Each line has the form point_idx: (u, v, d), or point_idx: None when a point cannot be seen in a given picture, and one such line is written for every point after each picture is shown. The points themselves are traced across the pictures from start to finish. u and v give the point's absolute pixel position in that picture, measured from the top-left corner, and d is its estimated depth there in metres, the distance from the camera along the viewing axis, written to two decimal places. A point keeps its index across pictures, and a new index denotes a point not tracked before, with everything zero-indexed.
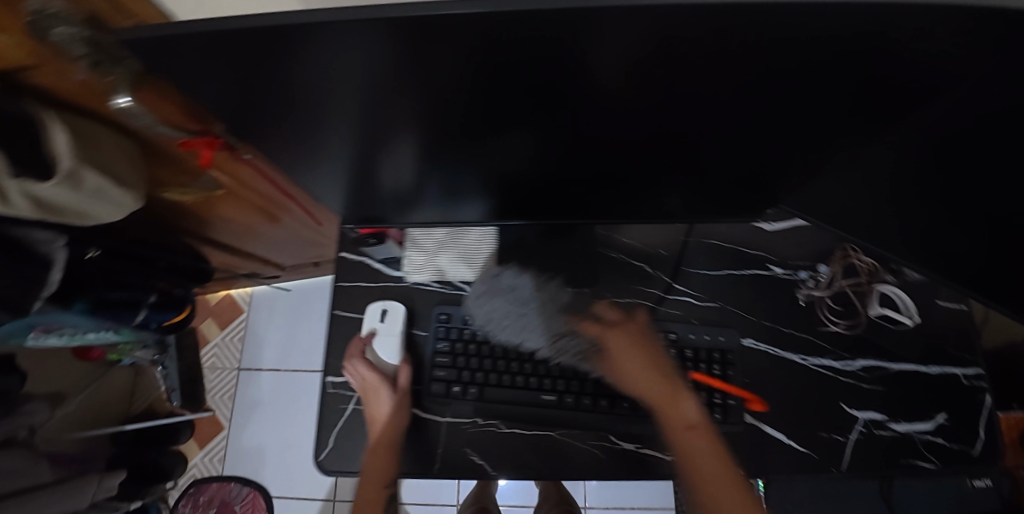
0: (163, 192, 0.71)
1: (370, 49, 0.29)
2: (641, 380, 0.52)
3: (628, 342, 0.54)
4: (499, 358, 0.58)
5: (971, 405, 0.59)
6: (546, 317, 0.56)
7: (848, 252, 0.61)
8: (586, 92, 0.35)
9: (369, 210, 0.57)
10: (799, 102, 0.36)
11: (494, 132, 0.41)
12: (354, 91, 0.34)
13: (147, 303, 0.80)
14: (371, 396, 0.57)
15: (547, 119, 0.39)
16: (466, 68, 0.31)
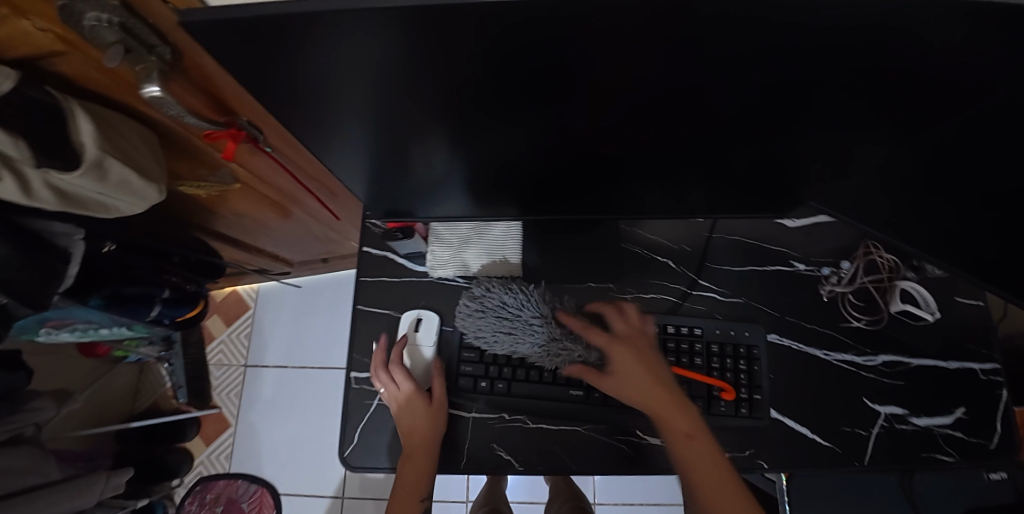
0: (179, 185, 0.70)
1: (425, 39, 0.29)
2: (642, 389, 0.51)
3: (637, 356, 0.53)
4: (511, 366, 0.58)
5: (989, 399, 0.60)
6: (528, 326, 0.55)
7: (870, 249, 0.62)
8: (632, 85, 0.35)
9: (395, 204, 0.56)
10: (844, 96, 0.36)
11: (531, 125, 0.41)
12: (397, 82, 0.34)
13: (161, 298, 0.79)
14: (407, 407, 0.55)
15: (589, 112, 0.39)
16: (516, 61, 0.31)
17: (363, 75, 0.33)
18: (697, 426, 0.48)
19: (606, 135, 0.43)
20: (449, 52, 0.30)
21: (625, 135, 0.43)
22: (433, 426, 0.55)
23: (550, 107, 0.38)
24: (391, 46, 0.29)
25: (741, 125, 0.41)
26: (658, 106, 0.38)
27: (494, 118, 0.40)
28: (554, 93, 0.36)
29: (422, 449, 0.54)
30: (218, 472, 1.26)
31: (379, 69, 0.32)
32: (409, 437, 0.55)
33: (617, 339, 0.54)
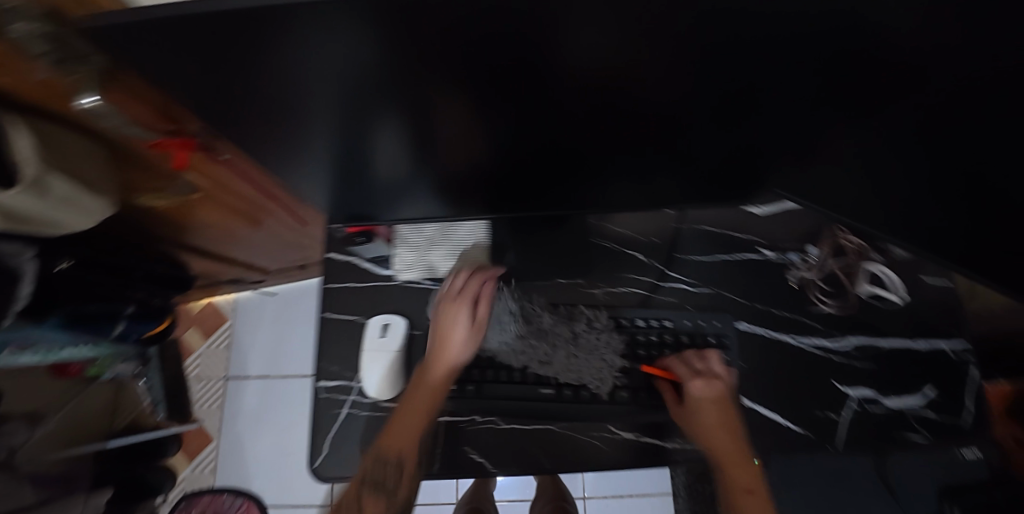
0: (138, 198, 0.69)
1: (355, 43, 0.28)
2: (713, 433, 0.53)
3: (716, 400, 0.54)
4: (488, 367, 0.58)
5: (959, 377, 0.60)
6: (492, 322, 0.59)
7: (837, 233, 0.62)
8: (579, 81, 0.34)
9: (357, 207, 0.56)
10: (793, 85, 0.36)
11: (484, 123, 0.40)
12: (336, 85, 0.33)
13: (125, 314, 0.78)
14: (448, 319, 0.55)
15: (539, 108, 0.38)
16: (455, 62, 0.30)
17: (300, 80, 0.32)
18: (756, 481, 0.51)
19: (561, 131, 0.42)
20: (383, 55, 0.29)
21: (581, 130, 0.43)
22: (466, 350, 0.55)
23: (501, 103, 0.37)
24: (322, 51, 0.28)
25: (695, 114, 0.41)
26: (609, 100, 0.37)
27: (444, 119, 0.39)
28: (499, 91, 0.35)
29: (447, 367, 0.54)
30: (202, 487, 1.24)
31: (314, 73, 0.31)
32: (441, 349, 0.54)
33: (702, 376, 0.55)
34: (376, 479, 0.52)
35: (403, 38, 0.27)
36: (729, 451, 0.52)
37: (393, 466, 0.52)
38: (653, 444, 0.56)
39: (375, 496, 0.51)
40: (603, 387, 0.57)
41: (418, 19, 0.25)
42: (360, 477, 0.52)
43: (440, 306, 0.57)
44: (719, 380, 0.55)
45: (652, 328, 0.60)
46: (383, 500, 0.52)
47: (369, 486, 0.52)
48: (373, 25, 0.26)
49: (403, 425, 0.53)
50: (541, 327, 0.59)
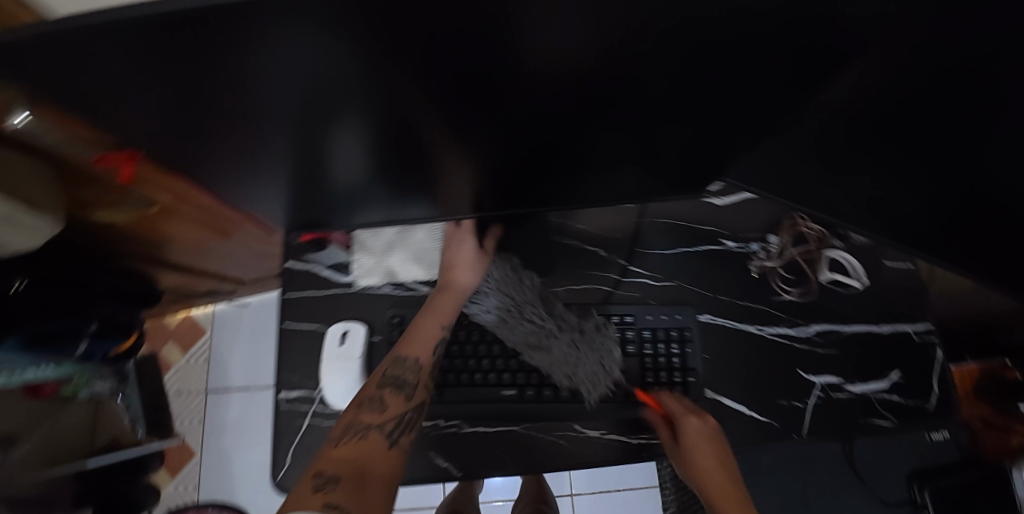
0: (93, 213, 0.68)
1: (258, 58, 0.27)
2: (707, 473, 0.53)
3: (708, 438, 0.53)
4: (484, 358, 0.58)
5: (923, 359, 0.60)
6: (513, 301, 0.61)
7: (797, 221, 0.63)
8: (506, 79, 0.33)
9: (309, 215, 0.55)
10: (725, 78, 0.35)
11: (418, 125, 0.40)
12: (255, 102, 0.32)
13: (88, 332, 0.77)
14: (454, 241, 0.60)
15: (471, 109, 0.37)
16: (369, 69, 0.30)
17: (213, 99, 0.31)
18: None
19: (501, 130, 0.42)
20: (293, 70, 0.29)
21: (521, 128, 0.42)
22: (475, 272, 0.59)
23: (430, 104, 0.36)
24: (228, 69, 0.28)
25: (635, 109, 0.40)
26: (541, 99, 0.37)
27: (376, 124, 0.39)
28: (425, 94, 0.34)
29: (460, 286, 0.58)
30: (187, 502, 1.24)
31: (228, 92, 0.31)
32: (451, 271, 0.59)
33: (689, 413, 0.55)
34: (395, 379, 0.52)
35: (308, 51, 0.27)
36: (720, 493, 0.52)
37: (412, 364, 0.53)
38: (617, 440, 0.57)
39: (395, 395, 0.51)
40: (594, 393, 0.57)
41: (317, 31, 0.25)
42: (379, 381, 0.52)
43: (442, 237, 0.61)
44: (709, 420, 0.55)
45: (613, 326, 0.59)
46: (401, 399, 0.51)
47: (390, 388, 0.51)
48: (271, 41, 0.25)
49: (421, 329, 0.55)
50: (536, 325, 0.60)
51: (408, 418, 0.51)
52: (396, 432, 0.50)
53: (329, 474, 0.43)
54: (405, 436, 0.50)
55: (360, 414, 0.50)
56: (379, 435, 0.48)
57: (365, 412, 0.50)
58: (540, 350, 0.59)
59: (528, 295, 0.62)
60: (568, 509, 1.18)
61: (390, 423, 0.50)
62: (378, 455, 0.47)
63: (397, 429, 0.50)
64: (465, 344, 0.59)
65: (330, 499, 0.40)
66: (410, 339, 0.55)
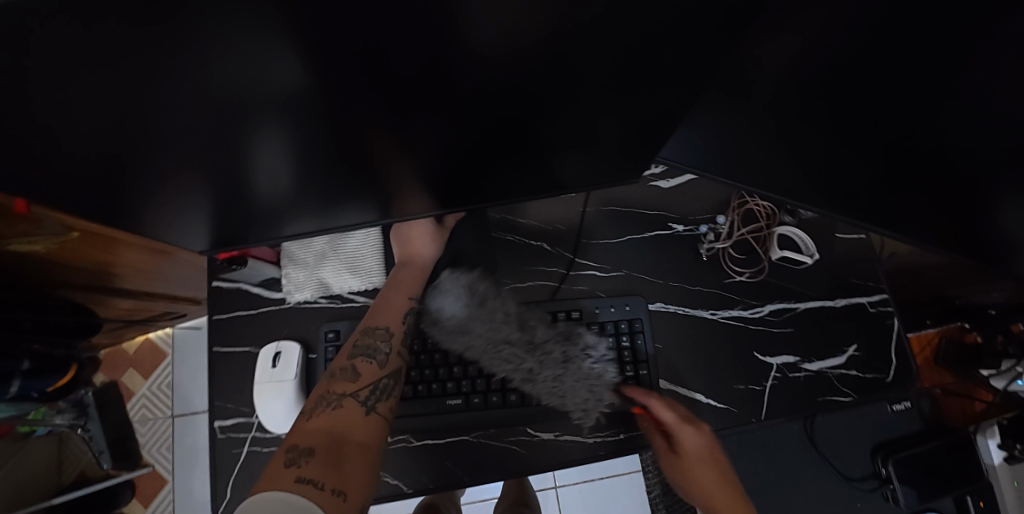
0: (6, 244, 0.64)
1: (72, 72, 0.24)
2: (710, 484, 0.53)
3: (703, 449, 0.52)
4: (462, 380, 0.55)
5: (879, 331, 0.59)
6: (490, 325, 0.57)
7: (745, 199, 0.60)
8: (385, 72, 0.30)
9: (223, 233, 0.51)
10: (628, 47, 0.32)
11: (314, 127, 0.36)
12: (97, 123, 0.29)
13: (21, 371, 0.72)
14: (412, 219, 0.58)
15: (364, 103, 0.34)
16: (216, 74, 0.27)
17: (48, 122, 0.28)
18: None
19: (405, 128, 0.39)
20: (122, 83, 0.25)
21: (426, 124, 0.39)
22: (435, 245, 0.58)
23: (317, 102, 0.33)
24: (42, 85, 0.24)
25: (545, 93, 0.38)
26: (437, 91, 0.34)
27: (257, 132, 0.35)
28: (295, 95, 0.31)
29: (422, 262, 0.57)
30: None
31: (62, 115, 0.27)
32: (410, 247, 0.57)
33: (684, 421, 0.53)
34: (365, 349, 0.50)
35: (122, 57, 0.23)
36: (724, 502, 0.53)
37: (381, 334, 0.51)
38: (572, 441, 0.55)
39: (368, 363, 0.49)
40: (587, 421, 0.55)
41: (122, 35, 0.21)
42: (349, 352, 0.50)
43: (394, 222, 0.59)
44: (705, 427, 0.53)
45: (563, 323, 0.57)
46: (375, 367, 0.49)
47: (361, 357, 0.50)
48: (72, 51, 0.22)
49: (386, 304, 0.54)
50: (517, 358, 0.56)
51: (384, 385, 0.49)
52: (372, 398, 0.48)
53: (302, 447, 0.42)
54: (383, 403, 0.48)
55: (333, 384, 0.48)
56: (355, 403, 0.46)
57: (337, 382, 0.48)
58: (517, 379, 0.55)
59: (501, 331, 0.57)
60: (555, 502, 1.16)
61: (365, 390, 0.48)
62: (353, 423, 0.45)
63: (372, 396, 0.48)
64: (426, 352, 0.56)
65: (303, 473, 0.39)
66: (376, 313, 0.53)
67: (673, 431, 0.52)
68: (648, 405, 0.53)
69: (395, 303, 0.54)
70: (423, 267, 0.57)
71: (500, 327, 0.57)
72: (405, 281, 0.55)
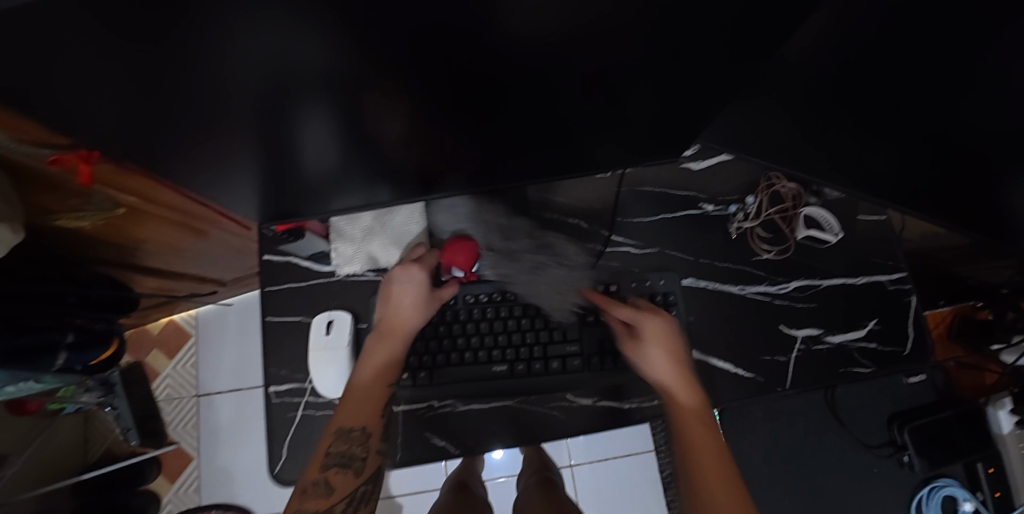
0: (54, 219, 0.64)
1: (183, 51, 0.26)
2: (663, 367, 0.55)
3: (658, 330, 0.56)
4: (506, 347, 0.59)
5: (898, 307, 0.62)
6: (595, 189, 0.64)
7: (772, 180, 0.63)
8: (454, 60, 0.32)
9: (278, 204, 0.53)
10: (688, 39, 0.34)
11: (376, 106, 0.38)
12: (188, 93, 0.31)
13: (65, 343, 0.74)
14: (402, 283, 0.57)
15: (433, 87, 0.36)
16: (303, 55, 0.28)
17: (146, 93, 0.30)
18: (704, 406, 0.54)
19: (463, 109, 0.41)
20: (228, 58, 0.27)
21: (481, 108, 0.41)
22: (422, 314, 0.57)
23: (387, 84, 0.34)
24: (147, 62, 0.26)
25: (602, 81, 0.40)
26: (500, 77, 0.36)
27: (323, 108, 0.37)
28: (370, 78, 0.33)
29: (403, 330, 0.56)
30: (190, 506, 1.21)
31: (166, 83, 0.29)
32: (397, 313, 0.57)
33: (645, 310, 0.57)
34: (342, 455, 0.52)
35: (231, 38, 0.25)
36: (676, 385, 0.54)
37: (357, 437, 0.53)
38: (609, 406, 0.58)
39: (343, 474, 0.52)
40: (627, 391, 0.58)
41: (240, 17, 0.23)
42: (321, 462, 0.52)
43: (392, 268, 0.59)
44: (672, 321, 0.58)
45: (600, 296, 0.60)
46: (350, 477, 0.52)
47: (335, 468, 0.52)
48: (200, 27, 0.24)
49: (353, 398, 0.54)
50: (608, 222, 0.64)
51: (363, 492, 0.53)
52: (353, 506, 0.52)
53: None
54: (363, 509, 0.52)
55: (306, 502, 0.50)
56: None
57: (310, 498, 0.50)
58: (559, 349, 0.58)
59: (600, 198, 0.64)
60: (570, 480, 1.19)
61: (341, 502, 0.51)
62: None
63: (350, 506, 0.51)
64: (471, 322, 0.59)
65: None
66: (346, 411, 0.54)
67: (638, 323, 0.57)
68: (602, 306, 0.59)
69: (370, 392, 0.54)
70: (404, 335, 0.57)
71: (610, 193, 0.64)
72: (378, 363, 0.56)
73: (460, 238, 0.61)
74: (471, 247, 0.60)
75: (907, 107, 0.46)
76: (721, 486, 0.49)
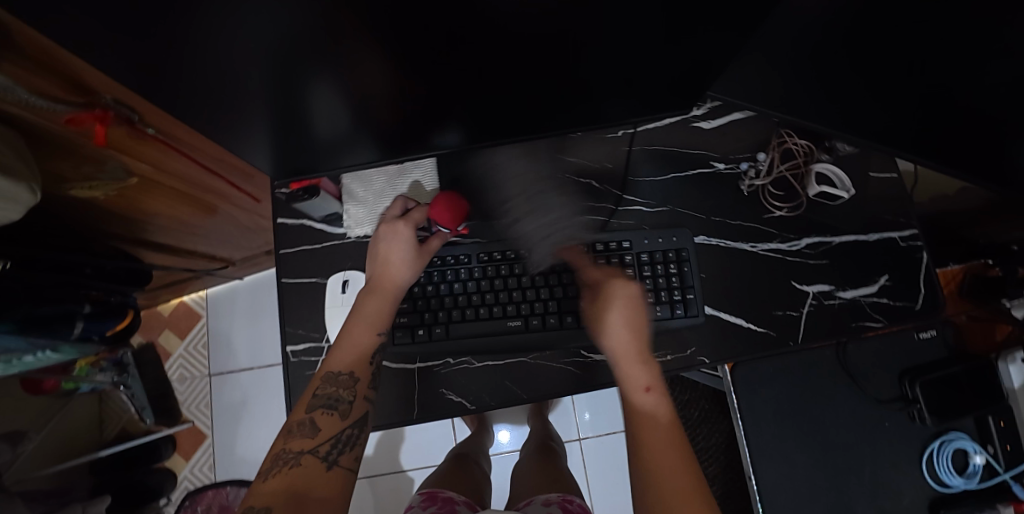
0: (68, 189, 0.64)
1: None
2: (621, 333, 0.54)
3: (625, 295, 0.56)
4: (521, 302, 0.60)
5: (910, 263, 0.62)
6: (606, 150, 0.65)
7: (784, 137, 0.63)
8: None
9: (293, 160, 0.54)
10: None
11: (385, 53, 0.38)
12: (205, 30, 0.32)
13: (82, 313, 0.78)
14: (390, 239, 0.57)
15: (440, 31, 0.36)
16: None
17: (167, 29, 0.31)
18: (655, 380, 0.51)
19: (469, 59, 0.41)
20: None
21: (491, 57, 0.42)
22: (411, 269, 0.57)
23: (396, 25, 0.35)
24: None
25: (608, 29, 0.40)
26: (507, 20, 0.36)
27: (334, 69, 0.40)
28: (380, 18, 0.34)
29: (395, 284, 0.56)
30: (205, 483, 1.23)
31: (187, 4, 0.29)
32: (386, 268, 0.56)
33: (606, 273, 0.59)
34: (328, 398, 0.51)
35: None
36: (629, 357, 0.52)
37: (344, 381, 0.52)
38: None
39: (327, 415, 0.49)
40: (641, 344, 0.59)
41: None
42: (308, 403, 0.50)
43: (378, 228, 0.59)
44: (636, 285, 0.57)
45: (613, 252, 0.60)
46: (336, 419, 0.50)
47: (321, 409, 0.50)
48: None
49: (351, 339, 0.54)
50: (619, 182, 0.64)
51: (349, 435, 0.49)
52: (334, 452, 0.48)
53: (257, 507, 0.40)
54: (345, 455, 0.48)
55: (290, 441, 0.47)
56: (314, 459, 0.46)
57: (294, 439, 0.47)
58: (573, 304, 0.59)
59: (611, 159, 0.65)
60: (578, 453, 1.21)
61: (325, 443, 0.48)
62: (316, 479, 0.45)
63: (334, 449, 0.48)
64: (488, 279, 0.60)
65: None
66: (337, 355, 0.54)
67: (607, 284, 0.57)
68: (578, 263, 0.59)
69: (359, 343, 0.55)
70: (395, 289, 0.57)
71: (619, 153, 0.65)
72: (370, 314, 0.55)
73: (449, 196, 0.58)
74: (459, 208, 0.58)
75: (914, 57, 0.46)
76: (677, 452, 0.45)
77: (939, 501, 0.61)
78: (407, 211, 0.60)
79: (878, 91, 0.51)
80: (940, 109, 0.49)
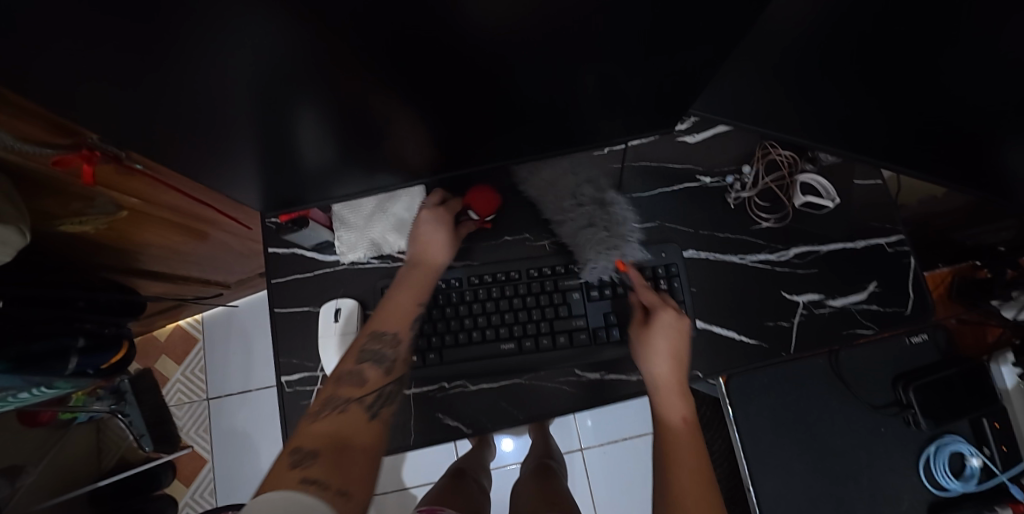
0: (58, 225, 0.64)
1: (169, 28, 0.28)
2: (665, 362, 0.55)
3: (674, 326, 0.55)
4: (523, 323, 0.60)
5: (898, 268, 0.63)
6: (591, 166, 0.65)
7: (768, 148, 0.64)
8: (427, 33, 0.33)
9: (281, 191, 0.55)
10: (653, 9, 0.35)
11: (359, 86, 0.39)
12: (179, 75, 0.33)
13: (77, 347, 0.77)
14: (431, 221, 0.61)
15: (413, 63, 0.37)
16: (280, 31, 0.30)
17: (137, 76, 0.32)
18: (690, 409, 0.55)
19: (446, 88, 0.42)
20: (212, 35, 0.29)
21: (467, 85, 0.42)
22: (450, 248, 0.61)
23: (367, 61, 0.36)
24: (127, 36, 0.28)
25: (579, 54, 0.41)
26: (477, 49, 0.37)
27: (314, 103, 0.40)
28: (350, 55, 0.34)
29: (433, 263, 0.60)
30: (207, 508, 1.22)
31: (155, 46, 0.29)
32: (426, 246, 0.60)
33: (657, 301, 0.58)
34: (375, 354, 0.54)
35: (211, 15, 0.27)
36: (669, 386, 0.55)
37: (391, 339, 0.55)
38: (616, 379, 0.59)
39: (375, 369, 0.53)
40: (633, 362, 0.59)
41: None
42: (357, 354, 0.54)
43: (419, 213, 0.62)
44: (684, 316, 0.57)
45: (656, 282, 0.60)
46: (382, 373, 0.53)
47: (370, 363, 0.53)
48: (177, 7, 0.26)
49: (397, 305, 0.57)
50: (605, 199, 0.65)
51: (389, 391, 0.53)
52: (377, 404, 0.52)
53: (307, 449, 0.44)
54: (385, 409, 0.52)
55: (340, 387, 0.51)
56: (360, 408, 0.50)
57: (343, 386, 0.51)
58: (565, 324, 0.59)
59: (597, 175, 0.66)
60: (581, 463, 1.21)
61: (373, 393, 0.52)
62: (359, 427, 0.49)
63: (377, 402, 0.52)
64: (479, 301, 0.61)
65: (307, 475, 0.41)
66: (387, 313, 0.57)
67: (656, 311, 0.57)
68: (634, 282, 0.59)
69: (405, 307, 0.58)
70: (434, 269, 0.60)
71: (605, 169, 0.65)
72: (415, 284, 0.59)
73: (485, 188, 0.65)
74: (491, 199, 0.64)
75: (886, 70, 0.47)
76: (700, 486, 0.49)
77: (937, 504, 0.62)
78: (444, 201, 0.63)
79: (852, 103, 0.51)
80: (914, 115, 0.49)
